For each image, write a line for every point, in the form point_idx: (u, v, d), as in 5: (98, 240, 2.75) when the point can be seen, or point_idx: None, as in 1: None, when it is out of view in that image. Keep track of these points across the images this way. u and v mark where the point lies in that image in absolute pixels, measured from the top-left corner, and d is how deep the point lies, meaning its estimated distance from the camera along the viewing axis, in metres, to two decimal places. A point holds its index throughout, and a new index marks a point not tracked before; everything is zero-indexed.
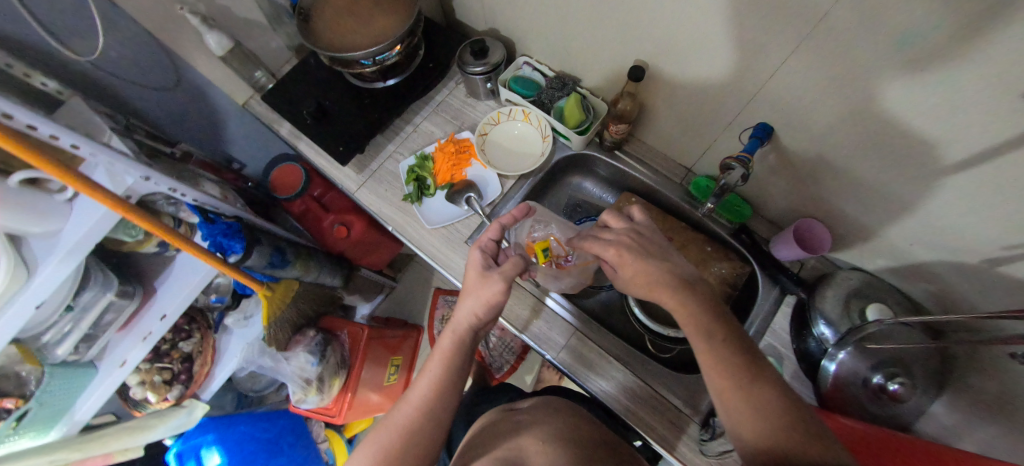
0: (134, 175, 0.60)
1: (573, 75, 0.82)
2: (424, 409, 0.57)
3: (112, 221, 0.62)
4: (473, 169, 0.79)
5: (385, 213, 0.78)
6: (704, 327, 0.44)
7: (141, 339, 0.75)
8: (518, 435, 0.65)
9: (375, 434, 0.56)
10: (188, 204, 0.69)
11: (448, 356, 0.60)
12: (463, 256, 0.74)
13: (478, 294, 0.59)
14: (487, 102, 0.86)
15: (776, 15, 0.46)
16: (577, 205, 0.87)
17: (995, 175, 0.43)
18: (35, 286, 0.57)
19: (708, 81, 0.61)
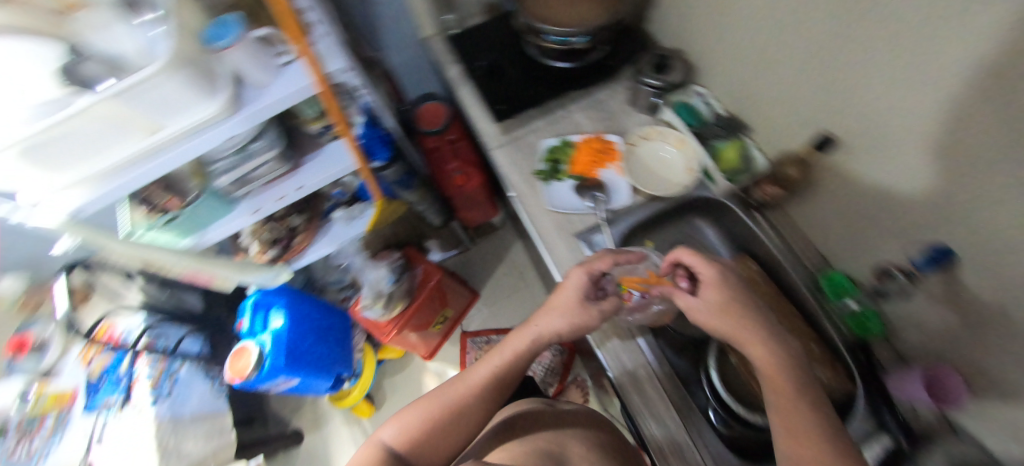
0: (339, 63, 0.66)
1: (744, 121, 0.78)
2: (479, 391, 0.68)
3: (305, 95, 0.69)
4: (608, 172, 0.79)
5: (512, 179, 0.81)
6: (800, 397, 0.48)
7: (276, 199, 0.85)
8: (559, 432, 0.69)
9: (436, 391, 0.69)
10: (363, 103, 0.76)
11: (512, 358, 0.71)
12: (568, 246, 0.75)
13: (563, 319, 0.67)
14: (642, 116, 0.85)
15: (999, 147, 0.39)
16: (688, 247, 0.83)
17: None
18: (233, 123, 0.67)
19: (893, 181, 0.54)
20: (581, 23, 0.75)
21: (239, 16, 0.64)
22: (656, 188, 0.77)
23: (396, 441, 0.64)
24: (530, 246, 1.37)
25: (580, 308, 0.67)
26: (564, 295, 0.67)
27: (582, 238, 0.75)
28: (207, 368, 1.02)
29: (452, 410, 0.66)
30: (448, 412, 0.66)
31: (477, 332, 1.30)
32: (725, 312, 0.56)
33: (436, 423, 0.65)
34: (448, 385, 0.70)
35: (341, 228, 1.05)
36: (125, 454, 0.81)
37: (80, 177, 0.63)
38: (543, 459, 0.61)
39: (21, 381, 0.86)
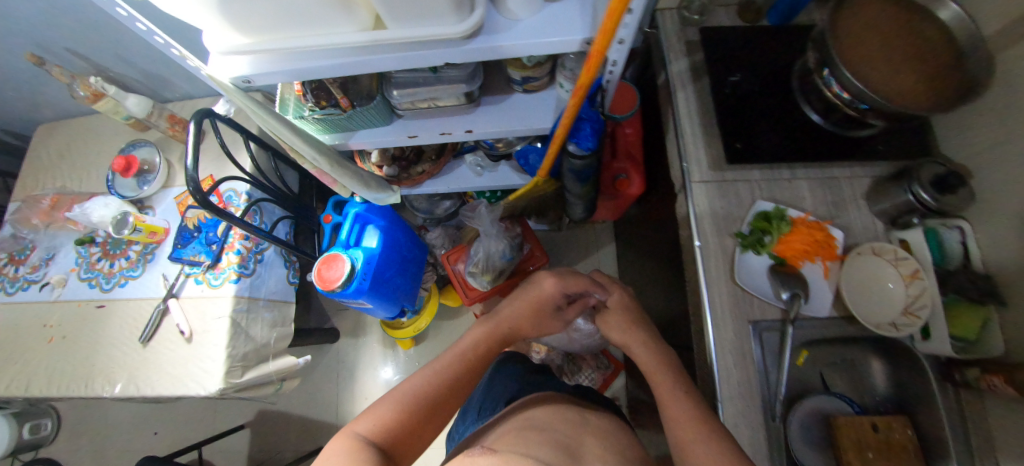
0: (622, 34, 0.49)
1: (1005, 286, 0.63)
2: (449, 378, 0.62)
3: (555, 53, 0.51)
4: (811, 268, 0.68)
5: (705, 225, 0.69)
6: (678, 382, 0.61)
7: (439, 133, 0.72)
8: (579, 428, 0.57)
9: (398, 386, 0.59)
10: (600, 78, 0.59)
11: (479, 350, 0.69)
12: (734, 328, 0.66)
13: (529, 316, 0.76)
14: (877, 220, 0.72)
15: None
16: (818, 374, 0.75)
17: None
18: (460, 53, 0.51)
19: None
20: (894, 91, 0.58)
21: None
22: (862, 314, 0.66)
23: (372, 431, 0.51)
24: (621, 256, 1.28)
25: (531, 317, 0.77)
26: (525, 300, 0.77)
27: (757, 328, 0.65)
28: (288, 256, 0.97)
29: (425, 402, 0.57)
30: (421, 401, 0.57)
31: None
32: (622, 325, 0.74)
33: (412, 415, 0.55)
34: (407, 381, 0.60)
35: (471, 177, 0.98)
36: (201, 315, 0.79)
37: (262, 45, 0.50)
38: (557, 446, 0.49)
39: (120, 202, 0.81)
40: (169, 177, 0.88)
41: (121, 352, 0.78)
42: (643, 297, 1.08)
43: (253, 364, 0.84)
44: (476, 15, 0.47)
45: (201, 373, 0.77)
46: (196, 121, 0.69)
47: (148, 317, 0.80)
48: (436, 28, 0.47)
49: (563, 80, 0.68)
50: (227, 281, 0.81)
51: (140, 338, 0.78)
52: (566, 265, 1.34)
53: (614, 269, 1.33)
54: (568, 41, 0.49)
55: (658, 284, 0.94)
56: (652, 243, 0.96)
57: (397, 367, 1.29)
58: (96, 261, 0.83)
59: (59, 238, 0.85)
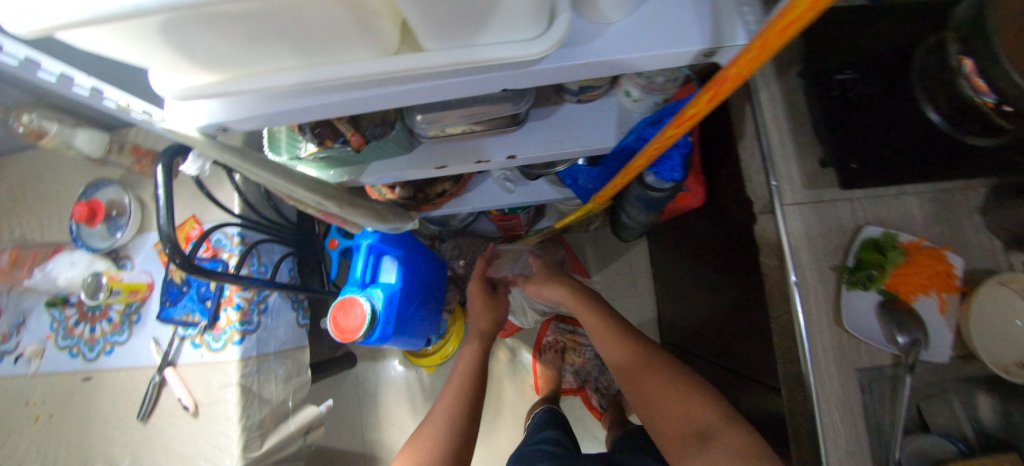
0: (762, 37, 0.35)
1: None
2: (455, 407, 0.66)
3: (647, 64, 0.38)
4: (925, 303, 0.58)
5: (802, 259, 0.58)
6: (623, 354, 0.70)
7: (475, 162, 0.57)
8: None
9: (413, 436, 0.64)
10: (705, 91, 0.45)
11: (470, 359, 0.76)
12: (842, 379, 0.56)
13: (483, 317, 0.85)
14: (996, 239, 0.60)
15: None
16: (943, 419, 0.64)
17: None
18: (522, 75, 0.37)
19: None
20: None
21: None
22: (990, 352, 0.55)
23: None
24: (655, 256, 1.12)
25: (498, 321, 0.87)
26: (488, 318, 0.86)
27: (866, 379, 0.56)
28: (295, 296, 0.85)
29: (447, 436, 0.62)
30: (453, 423, 0.64)
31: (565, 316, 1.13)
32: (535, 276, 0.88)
33: (438, 440, 0.62)
34: (433, 415, 0.66)
35: (495, 194, 0.80)
36: (206, 384, 0.68)
37: (239, 87, 0.34)
38: None
39: (88, 257, 0.73)
40: (145, 219, 0.78)
41: (118, 433, 0.68)
42: (690, 311, 0.95)
43: (271, 428, 0.73)
44: (557, 26, 0.33)
45: (214, 452, 0.66)
46: (164, 166, 0.55)
47: (144, 390, 0.69)
48: (490, 50, 0.33)
49: (630, 87, 0.52)
50: (229, 343, 0.69)
51: (139, 416, 0.67)
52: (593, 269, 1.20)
53: (647, 271, 1.17)
54: (668, 51, 0.36)
55: (718, 306, 0.81)
56: (711, 257, 0.82)
57: (423, 393, 1.17)
58: (74, 326, 0.72)
59: (28, 301, 0.72)
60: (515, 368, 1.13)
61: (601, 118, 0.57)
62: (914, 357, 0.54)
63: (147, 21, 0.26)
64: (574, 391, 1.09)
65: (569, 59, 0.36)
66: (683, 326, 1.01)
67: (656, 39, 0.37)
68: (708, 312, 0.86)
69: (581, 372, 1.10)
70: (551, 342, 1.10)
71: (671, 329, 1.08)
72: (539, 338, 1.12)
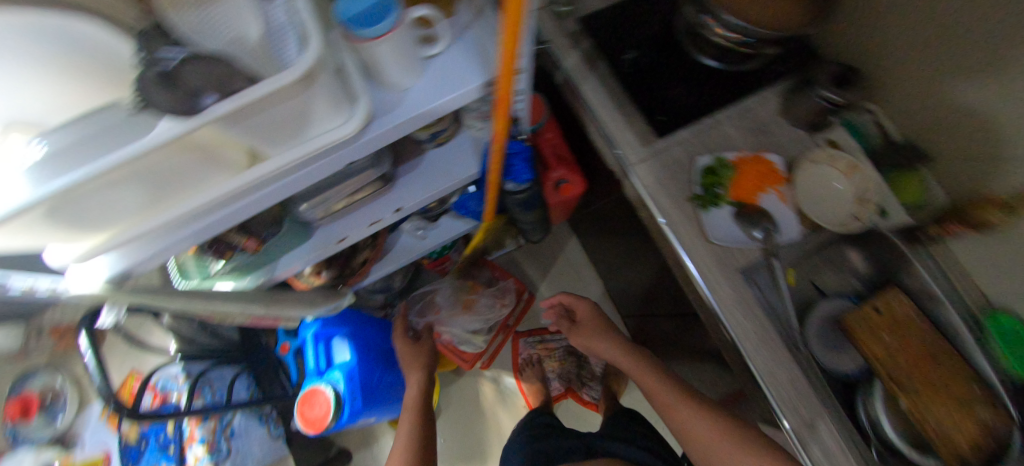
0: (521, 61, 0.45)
1: (922, 152, 0.69)
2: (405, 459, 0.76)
3: (448, 108, 0.49)
4: (768, 199, 0.70)
5: (662, 203, 0.69)
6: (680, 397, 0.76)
7: (369, 225, 0.65)
8: None
9: None
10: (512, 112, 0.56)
11: (411, 404, 0.85)
12: (732, 285, 0.66)
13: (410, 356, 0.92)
14: (800, 131, 0.74)
15: None
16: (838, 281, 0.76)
17: None
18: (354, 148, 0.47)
19: None
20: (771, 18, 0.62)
21: None
22: (829, 219, 0.68)
23: None
24: (584, 243, 1.23)
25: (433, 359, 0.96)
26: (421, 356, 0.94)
27: (749, 276, 0.66)
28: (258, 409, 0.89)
29: None
30: None
31: (530, 329, 1.20)
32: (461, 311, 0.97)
33: None
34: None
35: (414, 244, 0.87)
36: None
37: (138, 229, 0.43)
38: None
39: (33, 452, 0.81)
40: (81, 396, 0.87)
41: None
42: (626, 277, 1.06)
43: None
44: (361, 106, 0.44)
45: None
46: (86, 332, 0.58)
47: None
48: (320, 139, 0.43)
49: (471, 121, 0.63)
50: None
51: None
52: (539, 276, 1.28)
53: (585, 258, 1.27)
54: (455, 95, 0.47)
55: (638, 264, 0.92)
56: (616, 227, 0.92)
57: None
58: None
59: None
60: (504, 396, 1.16)
61: (460, 151, 0.67)
62: (773, 242, 0.67)
63: (33, 214, 0.33)
64: (564, 394, 1.14)
65: (381, 125, 0.46)
66: (628, 293, 1.11)
67: (446, 89, 0.48)
68: (634, 272, 0.96)
69: (565, 375, 1.15)
70: (527, 358, 1.15)
71: (621, 301, 1.17)
72: (516, 359, 1.17)
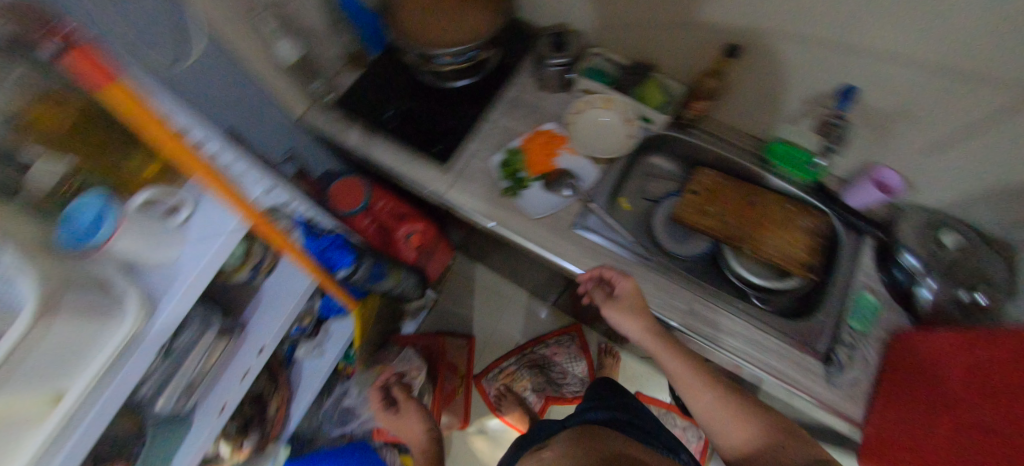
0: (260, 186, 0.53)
1: (648, 62, 0.84)
2: None
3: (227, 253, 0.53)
4: (563, 159, 0.80)
5: (485, 211, 0.77)
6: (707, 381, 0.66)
7: (239, 378, 0.68)
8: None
9: None
10: (297, 216, 0.63)
11: None
12: (571, 241, 0.76)
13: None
14: (560, 94, 0.86)
15: None
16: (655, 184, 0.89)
17: None
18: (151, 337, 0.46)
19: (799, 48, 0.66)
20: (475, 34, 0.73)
21: (101, 190, 0.45)
22: (612, 149, 0.79)
23: None
24: (487, 262, 1.31)
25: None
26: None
27: (580, 227, 0.76)
28: None
29: None
30: None
31: (485, 368, 1.26)
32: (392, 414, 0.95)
33: None
34: None
35: (318, 363, 0.89)
36: None
37: None
38: None
39: None
40: None
41: None
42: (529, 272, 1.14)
43: None
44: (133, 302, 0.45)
45: None
46: None
47: None
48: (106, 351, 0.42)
49: None
50: None
51: None
52: (471, 312, 1.33)
53: (497, 274, 1.34)
54: (223, 241, 0.52)
55: None
56: None
57: None
58: None
59: None
60: (494, 439, 1.20)
61: (285, 267, 0.71)
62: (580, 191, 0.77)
63: None
64: (543, 404, 1.24)
65: (164, 307, 0.48)
66: (541, 282, 1.19)
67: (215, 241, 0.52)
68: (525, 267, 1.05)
69: (537, 388, 1.26)
70: (497, 394, 1.23)
71: (542, 291, 1.26)
72: (487, 399, 1.23)
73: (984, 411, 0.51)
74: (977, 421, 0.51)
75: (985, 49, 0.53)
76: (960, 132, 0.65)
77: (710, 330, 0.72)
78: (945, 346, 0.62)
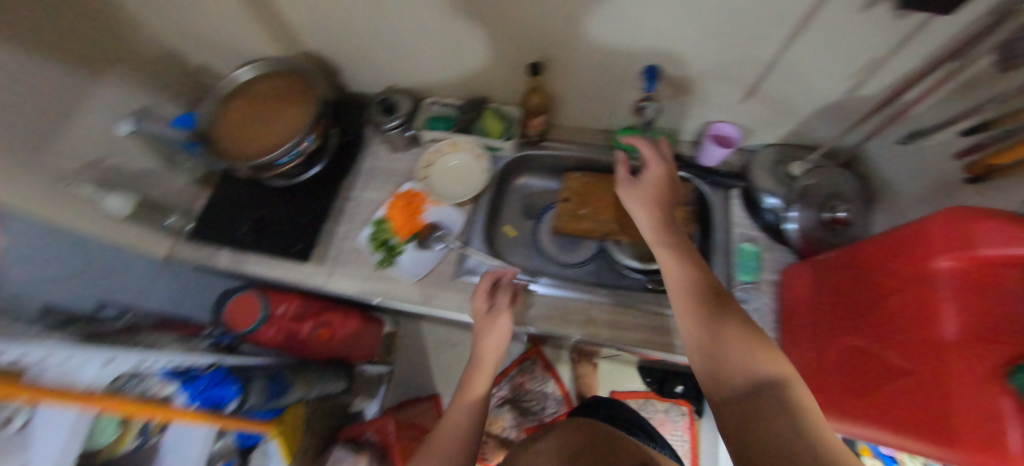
0: (95, 364, 0.54)
1: (479, 96, 0.87)
2: None
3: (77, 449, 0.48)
4: (429, 212, 0.81)
5: (368, 289, 0.78)
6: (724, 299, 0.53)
7: None
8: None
9: None
10: (161, 371, 0.63)
11: None
12: (457, 290, 0.76)
13: None
14: (413, 150, 0.89)
15: None
16: (533, 203, 0.90)
17: (827, 21, 0.58)
18: None
19: (587, 48, 0.70)
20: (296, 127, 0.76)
21: None
22: (471, 188, 0.81)
23: None
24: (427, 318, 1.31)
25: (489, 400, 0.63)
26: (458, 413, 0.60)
27: (461, 274, 0.76)
28: None
29: None
30: None
31: None
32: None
33: None
34: None
35: None
36: None
37: None
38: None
39: None
40: None
41: None
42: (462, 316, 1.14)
43: None
44: None
45: None
46: None
47: None
48: None
49: None
50: None
51: None
52: (428, 370, 1.31)
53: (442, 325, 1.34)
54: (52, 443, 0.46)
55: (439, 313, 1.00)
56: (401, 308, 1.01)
57: None
58: None
59: None
60: None
61: None
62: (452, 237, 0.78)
63: None
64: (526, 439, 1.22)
65: None
66: None
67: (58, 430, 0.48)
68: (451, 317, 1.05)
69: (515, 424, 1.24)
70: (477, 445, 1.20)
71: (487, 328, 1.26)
72: None
73: (866, 335, 0.52)
74: (877, 348, 0.50)
75: (714, 11, 0.59)
76: (754, 75, 0.70)
77: (607, 331, 0.72)
78: (811, 274, 0.66)
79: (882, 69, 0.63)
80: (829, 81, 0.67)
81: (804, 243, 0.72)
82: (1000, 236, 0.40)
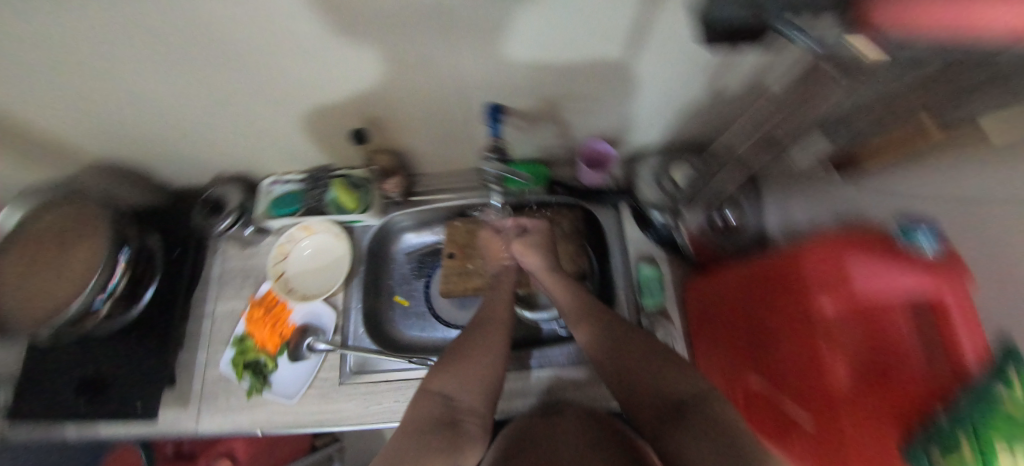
0: None
1: (321, 164, 0.76)
2: None
3: None
4: (296, 311, 0.71)
5: (243, 422, 0.67)
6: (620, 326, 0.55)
7: None
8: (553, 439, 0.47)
9: None
10: None
11: None
12: (347, 396, 0.66)
13: None
14: (266, 240, 0.77)
15: (410, 27, 0.46)
16: (421, 261, 0.79)
17: (657, 37, 0.49)
18: None
19: (412, 98, 0.59)
20: (93, 261, 0.62)
21: None
22: (335, 277, 0.73)
23: None
24: None
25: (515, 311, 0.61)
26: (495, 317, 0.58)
27: (346, 378, 0.66)
28: None
29: None
30: None
31: None
32: None
33: None
34: None
35: None
36: None
37: None
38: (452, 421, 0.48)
39: None
40: None
41: None
42: None
43: None
44: None
45: None
46: None
47: None
48: None
49: None
50: None
51: None
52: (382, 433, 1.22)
53: None
54: None
55: None
56: None
57: None
58: None
59: None
60: None
61: None
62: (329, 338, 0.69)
63: None
64: None
65: None
66: None
67: None
68: None
69: None
70: None
71: None
72: None
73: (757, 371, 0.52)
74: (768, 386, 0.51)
75: (532, 45, 0.50)
76: (608, 94, 0.62)
77: (519, 400, 0.65)
78: (705, 301, 0.64)
79: (733, 72, 0.55)
80: (686, 91, 0.61)
81: (697, 251, 0.67)
82: (877, 272, 0.39)
